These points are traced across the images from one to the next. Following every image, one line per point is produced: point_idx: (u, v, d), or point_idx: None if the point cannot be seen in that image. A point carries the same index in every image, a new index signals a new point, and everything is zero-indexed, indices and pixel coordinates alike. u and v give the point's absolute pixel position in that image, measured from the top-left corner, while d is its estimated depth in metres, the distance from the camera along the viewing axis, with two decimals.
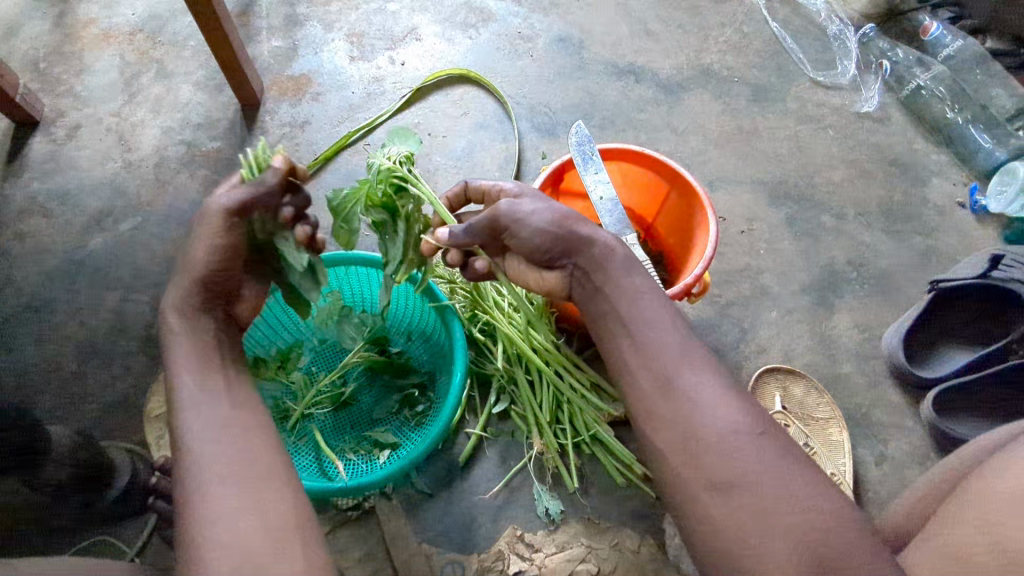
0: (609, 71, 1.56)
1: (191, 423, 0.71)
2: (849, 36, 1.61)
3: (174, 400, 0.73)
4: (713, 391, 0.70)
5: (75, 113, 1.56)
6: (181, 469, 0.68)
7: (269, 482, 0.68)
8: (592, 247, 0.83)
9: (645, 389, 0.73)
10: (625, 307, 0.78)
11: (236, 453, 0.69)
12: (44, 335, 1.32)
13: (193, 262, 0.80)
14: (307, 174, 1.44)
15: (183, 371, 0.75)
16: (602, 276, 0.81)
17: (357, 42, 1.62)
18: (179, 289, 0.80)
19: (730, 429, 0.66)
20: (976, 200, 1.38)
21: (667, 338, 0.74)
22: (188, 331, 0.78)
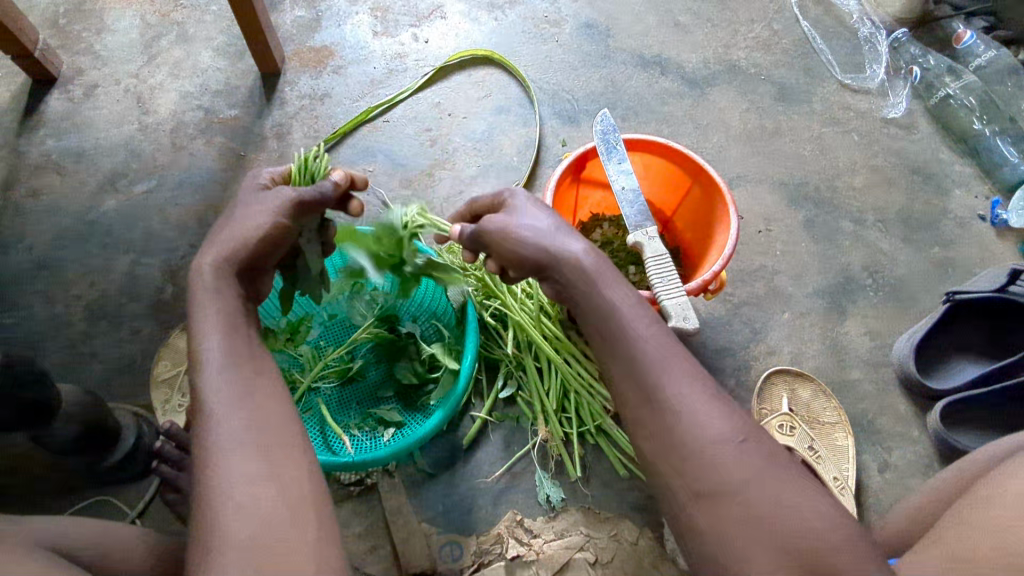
0: (635, 61, 1.54)
1: (212, 386, 0.71)
2: (879, 40, 1.58)
3: (196, 361, 0.73)
4: (696, 396, 0.69)
5: (93, 72, 1.55)
6: (200, 429, 0.69)
7: (286, 451, 0.68)
8: (565, 262, 0.80)
9: (630, 398, 0.72)
10: (603, 320, 0.77)
11: (256, 420, 0.69)
12: (53, 293, 1.32)
13: (241, 228, 0.80)
14: (325, 147, 1.44)
15: (209, 333, 0.74)
16: (577, 290, 0.79)
17: (382, 16, 1.60)
18: (211, 252, 0.79)
19: (711, 439, 0.66)
20: (997, 213, 1.37)
21: (644, 350, 0.72)
22: (215, 292, 0.77)
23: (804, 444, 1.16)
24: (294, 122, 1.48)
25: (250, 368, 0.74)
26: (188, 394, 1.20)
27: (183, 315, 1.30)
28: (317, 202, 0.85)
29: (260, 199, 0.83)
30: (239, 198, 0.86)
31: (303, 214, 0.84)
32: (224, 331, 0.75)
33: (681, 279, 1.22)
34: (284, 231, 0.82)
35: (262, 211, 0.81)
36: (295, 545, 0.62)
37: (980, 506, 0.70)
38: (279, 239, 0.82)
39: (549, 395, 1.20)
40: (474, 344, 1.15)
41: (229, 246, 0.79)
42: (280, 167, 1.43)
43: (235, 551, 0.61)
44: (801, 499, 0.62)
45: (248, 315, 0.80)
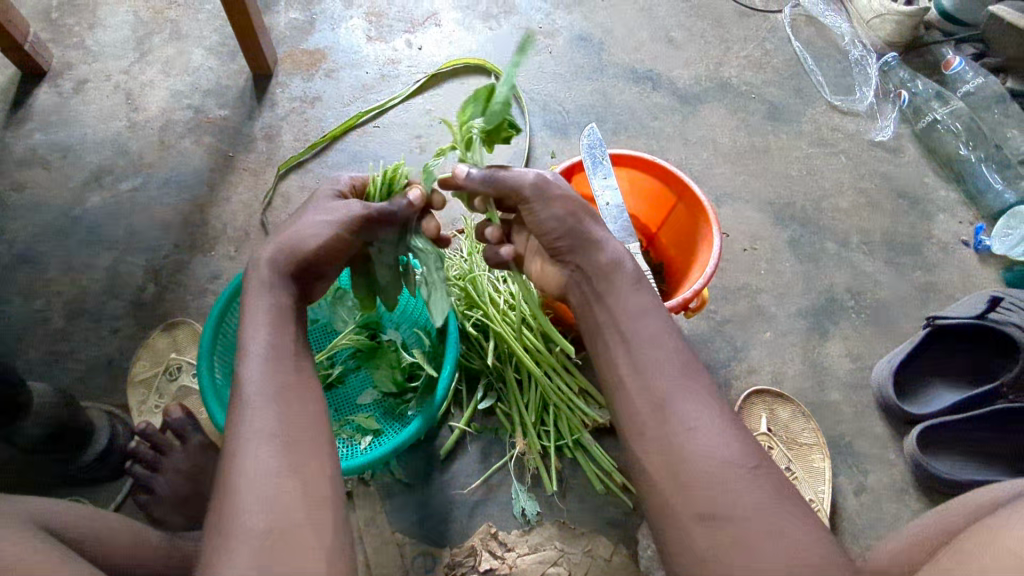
0: (627, 75, 1.54)
1: (250, 375, 0.74)
2: (870, 63, 1.59)
3: (241, 351, 0.77)
4: (710, 416, 0.69)
5: (83, 67, 1.54)
6: (234, 415, 0.71)
7: (309, 447, 0.70)
8: (598, 254, 0.83)
9: (638, 408, 0.72)
10: (626, 324, 0.78)
11: (286, 412, 0.71)
12: (34, 289, 1.31)
13: (299, 235, 0.84)
14: (314, 151, 1.43)
15: (256, 328, 0.78)
16: (605, 286, 0.81)
17: (376, 21, 1.60)
18: (273, 248, 0.84)
19: (724, 461, 0.66)
20: (980, 239, 1.38)
21: (665, 361, 0.73)
22: (269, 290, 0.81)
23: (781, 465, 1.16)
24: (283, 124, 1.48)
25: (290, 364, 0.77)
26: (165, 396, 1.21)
27: (164, 315, 1.29)
28: (387, 217, 0.88)
29: (327, 208, 0.87)
30: (307, 205, 0.90)
31: (368, 228, 0.87)
32: (269, 325, 0.78)
33: (663, 296, 1.22)
34: (344, 244, 0.86)
35: (325, 221, 0.85)
36: (305, 540, 0.62)
37: (971, 552, 0.66)
38: (341, 249, 0.86)
39: (528, 408, 1.19)
40: (455, 355, 1.13)
41: (283, 249, 0.84)
42: (269, 168, 1.43)
43: (246, 539, 0.61)
44: (806, 536, 0.62)
45: (298, 318, 0.84)
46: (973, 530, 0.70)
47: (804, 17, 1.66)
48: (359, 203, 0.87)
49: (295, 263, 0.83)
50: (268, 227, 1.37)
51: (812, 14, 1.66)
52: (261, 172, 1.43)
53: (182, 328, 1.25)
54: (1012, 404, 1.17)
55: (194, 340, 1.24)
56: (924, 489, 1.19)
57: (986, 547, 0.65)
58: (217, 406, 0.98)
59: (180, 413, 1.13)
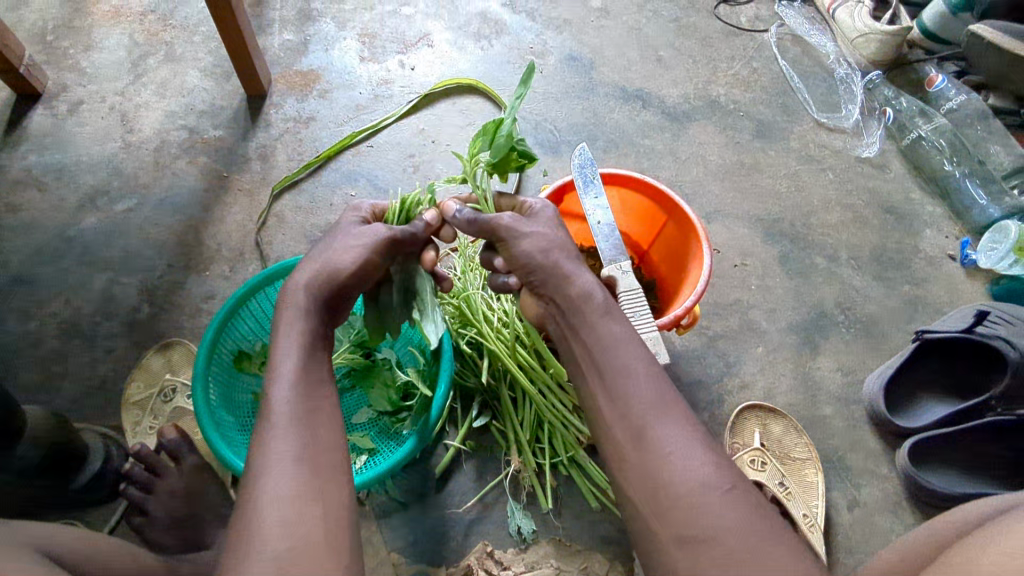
0: (617, 95, 1.57)
1: (278, 398, 0.73)
2: (855, 81, 1.63)
3: (270, 373, 0.77)
4: (685, 441, 0.69)
5: (78, 89, 1.55)
6: (260, 435, 0.71)
7: (330, 474, 0.69)
8: (568, 287, 0.83)
9: (619, 437, 0.73)
10: (599, 354, 0.78)
11: (311, 437, 0.71)
12: (28, 311, 1.31)
13: (334, 260, 0.85)
14: (308, 170, 1.45)
15: (287, 350, 0.78)
16: (579, 319, 0.82)
17: (369, 42, 1.62)
18: (308, 272, 0.84)
19: (700, 483, 0.66)
20: (966, 254, 1.39)
21: (640, 391, 0.73)
22: (304, 315, 0.82)
23: (774, 480, 1.17)
24: (278, 144, 1.49)
25: (317, 390, 0.77)
26: (160, 417, 1.21)
27: (159, 336, 1.29)
28: (409, 241, 0.93)
29: (356, 233, 0.89)
30: (335, 229, 0.92)
31: (392, 251, 0.91)
32: (300, 350, 0.79)
33: (656, 312, 1.23)
34: (374, 267, 0.89)
35: (357, 246, 0.87)
36: (325, 568, 0.61)
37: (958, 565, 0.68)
38: (368, 273, 0.88)
39: (522, 425, 1.20)
40: (449, 373, 1.13)
41: (319, 274, 0.84)
42: (263, 188, 1.44)
43: (267, 562, 0.60)
44: (784, 556, 0.62)
45: (327, 343, 0.84)
46: (959, 548, 0.71)
47: (790, 37, 1.69)
48: (384, 227, 0.91)
49: (330, 289, 0.85)
50: (263, 246, 1.38)
51: (797, 34, 1.69)
52: (255, 192, 1.44)
53: (176, 349, 1.25)
54: (1002, 417, 1.18)
55: (189, 359, 1.25)
56: (916, 503, 1.20)
57: (971, 560, 0.67)
58: (211, 426, 0.98)
59: (175, 434, 1.13)
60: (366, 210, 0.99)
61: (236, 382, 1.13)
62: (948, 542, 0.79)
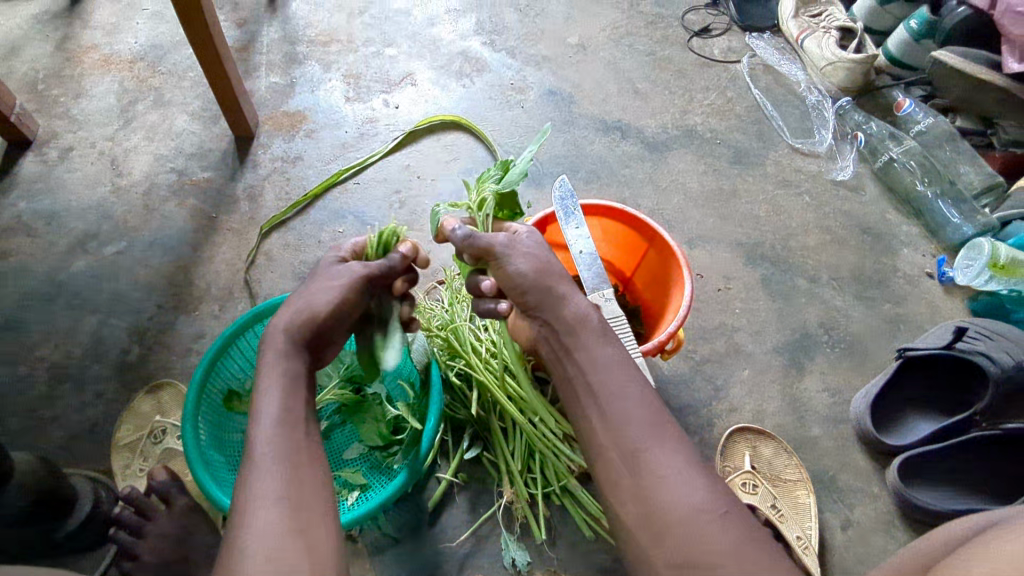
0: (597, 126, 1.61)
1: (262, 437, 0.74)
2: (826, 107, 1.68)
3: (253, 414, 0.77)
4: (678, 464, 0.71)
5: (68, 136, 1.58)
6: (244, 476, 0.71)
7: (315, 514, 0.70)
8: (564, 307, 0.85)
9: (612, 461, 0.74)
10: (593, 376, 0.79)
11: (295, 478, 0.71)
12: (17, 356, 1.31)
13: (310, 300, 0.87)
14: (295, 209, 1.47)
15: (269, 391, 0.78)
16: (574, 342, 0.83)
17: (354, 83, 1.67)
18: (289, 313, 0.85)
19: (694, 507, 0.67)
20: (943, 270, 1.43)
21: (634, 413, 0.75)
22: (285, 356, 0.82)
23: (767, 503, 1.16)
24: (266, 184, 1.52)
25: (300, 428, 0.77)
26: (150, 458, 1.21)
27: (149, 377, 1.30)
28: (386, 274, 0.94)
29: (334, 272, 0.91)
30: (315, 270, 0.93)
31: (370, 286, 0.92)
32: (283, 390, 0.79)
33: (641, 338, 1.24)
34: (352, 305, 0.90)
35: (333, 285, 0.88)
36: None
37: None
38: (348, 310, 0.89)
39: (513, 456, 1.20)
40: (439, 406, 1.13)
41: (299, 314, 0.85)
42: (251, 228, 1.46)
43: None
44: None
45: (310, 381, 0.85)
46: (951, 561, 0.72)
47: (761, 66, 1.76)
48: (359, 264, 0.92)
49: (311, 329, 0.85)
50: (252, 285, 1.39)
51: (768, 64, 1.76)
52: (243, 232, 1.45)
53: (166, 390, 1.25)
54: (987, 433, 1.19)
55: (178, 400, 1.25)
56: (909, 521, 1.21)
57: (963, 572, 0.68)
58: (200, 467, 0.98)
59: (164, 476, 1.12)
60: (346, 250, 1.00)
61: (225, 423, 1.13)
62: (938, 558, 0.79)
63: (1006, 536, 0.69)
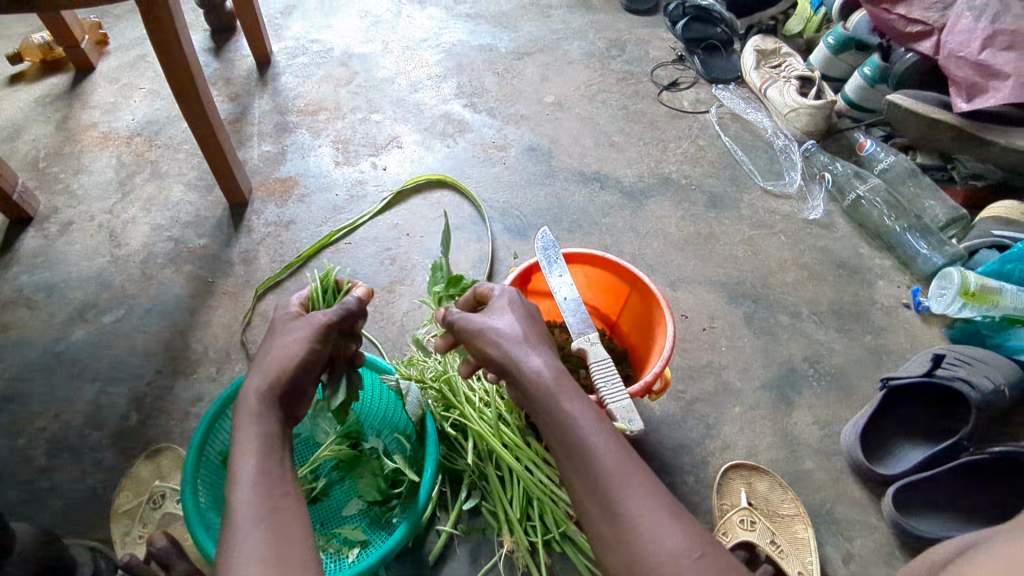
0: (577, 178, 1.68)
1: (239, 501, 0.76)
2: (794, 151, 1.77)
3: (231, 478, 0.79)
4: (652, 511, 0.72)
5: (68, 210, 1.64)
6: (223, 543, 0.73)
7: (298, 568, 0.71)
8: (521, 371, 0.87)
9: (592, 512, 0.76)
10: (560, 431, 0.81)
11: (275, 536, 0.73)
12: (17, 428, 1.32)
13: (279, 359, 0.90)
14: (289, 271, 1.51)
15: (244, 454, 0.81)
16: (535, 403, 0.84)
17: (342, 147, 1.74)
18: (258, 376, 0.88)
19: (670, 554, 0.68)
20: (919, 300, 1.48)
21: (604, 462, 0.76)
22: (258, 419, 0.85)
23: (766, 539, 1.17)
24: (260, 248, 1.57)
25: (277, 487, 0.79)
26: (149, 524, 1.20)
27: (148, 443, 1.31)
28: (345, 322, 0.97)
29: (295, 327, 0.94)
30: (273, 327, 0.97)
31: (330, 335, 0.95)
32: (257, 451, 0.81)
33: (630, 380, 1.28)
34: (319, 356, 0.93)
35: (300, 339, 0.92)
36: None
37: None
38: (314, 364, 0.92)
39: (512, 504, 1.20)
40: (435, 457, 1.16)
41: (268, 376, 0.88)
42: (247, 291, 1.50)
43: None
44: None
45: (287, 440, 0.87)
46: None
47: (729, 115, 1.85)
48: (318, 316, 0.96)
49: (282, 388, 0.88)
50: (249, 346, 1.42)
51: (736, 112, 1.86)
52: (239, 295, 1.50)
53: (165, 455, 1.27)
54: (974, 457, 1.20)
55: (178, 464, 1.26)
56: (907, 551, 1.22)
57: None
58: (200, 528, 0.99)
59: (164, 541, 1.10)
60: (296, 304, 1.04)
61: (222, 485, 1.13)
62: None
63: (985, 566, 0.70)
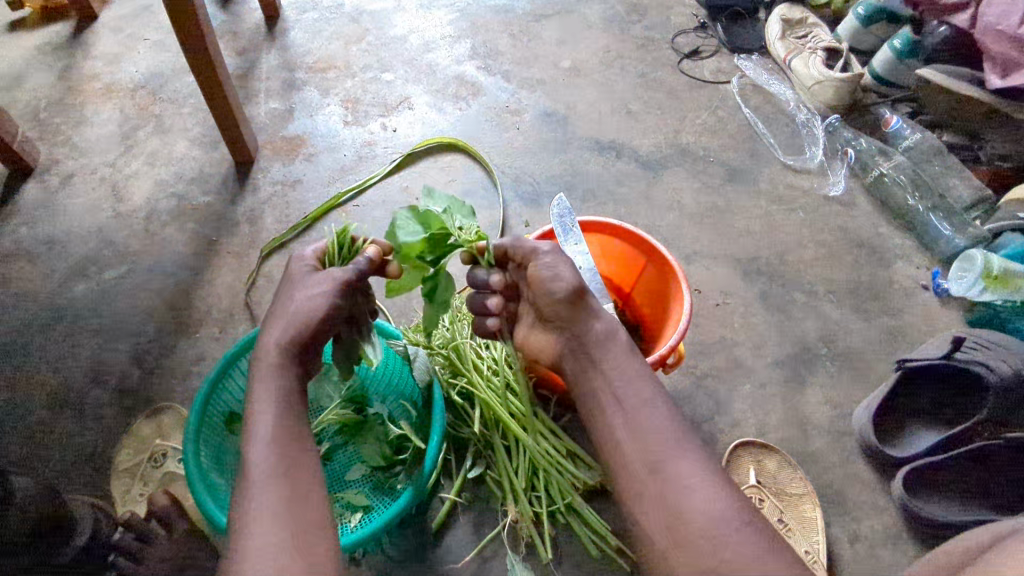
0: (592, 146, 1.64)
1: (256, 457, 0.74)
2: (816, 125, 1.73)
3: (248, 430, 0.77)
4: (702, 476, 0.73)
5: (70, 163, 1.60)
6: (238, 493, 0.72)
7: (312, 530, 0.70)
8: (593, 323, 0.89)
9: (637, 470, 0.77)
10: (621, 387, 0.83)
11: (291, 494, 0.72)
12: (16, 382, 1.30)
13: (302, 311, 0.84)
14: (296, 231, 1.48)
15: (263, 409, 0.78)
16: (599, 354, 0.87)
17: (352, 107, 1.69)
18: (280, 327, 0.83)
19: (720, 515, 0.69)
20: (938, 283, 1.45)
21: (661, 424, 0.78)
22: (277, 370, 0.81)
23: (774, 517, 1.16)
24: (265, 207, 1.53)
25: (297, 442, 0.77)
26: (150, 483, 1.18)
27: (149, 401, 1.29)
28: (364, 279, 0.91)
29: (315, 280, 0.88)
30: (289, 278, 0.90)
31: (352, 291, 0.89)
32: (275, 404, 0.78)
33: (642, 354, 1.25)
34: (340, 311, 0.88)
35: (321, 294, 0.86)
36: None
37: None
38: (334, 317, 0.87)
39: (517, 473, 1.18)
40: (443, 424, 1.13)
41: (289, 328, 0.83)
42: (252, 251, 1.47)
43: None
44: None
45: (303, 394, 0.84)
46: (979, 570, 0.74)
47: (751, 87, 1.80)
48: (338, 270, 0.89)
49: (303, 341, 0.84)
50: (253, 307, 1.39)
51: (758, 84, 1.81)
52: (244, 255, 1.46)
53: (167, 415, 1.25)
54: (992, 441, 1.18)
55: (179, 424, 1.24)
56: (917, 534, 1.20)
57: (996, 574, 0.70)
58: (202, 491, 0.97)
59: (165, 500, 1.11)
60: (311, 257, 0.95)
61: (224, 445, 1.11)
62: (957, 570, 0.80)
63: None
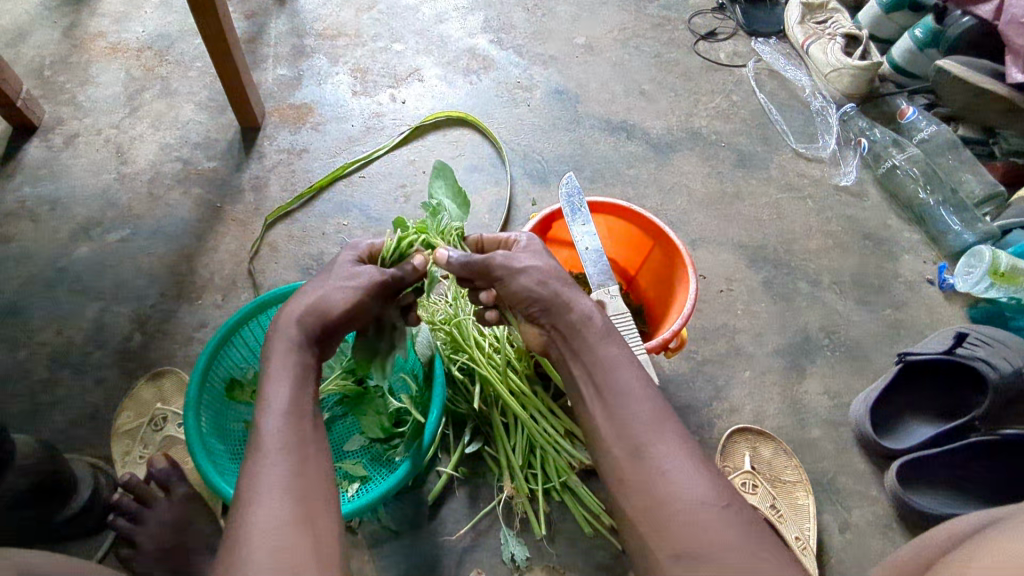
0: (603, 126, 1.62)
1: (270, 429, 0.74)
2: (830, 113, 1.71)
3: (262, 403, 0.77)
4: (682, 463, 0.72)
5: (74, 122, 1.58)
6: (248, 464, 0.72)
7: (319, 505, 0.70)
8: (569, 311, 0.88)
9: (616, 454, 0.76)
10: (602, 373, 0.81)
11: (302, 466, 0.72)
12: (18, 341, 1.30)
13: (327, 300, 0.87)
14: (300, 201, 1.47)
15: (277, 384, 0.78)
16: (579, 342, 0.86)
17: (361, 77, 1.67)
18: (301, 308, 0.86)
19: (698, 502, 0.68)
20: (943, 278, 1.44)
21: (638, 410, 0.76)
22: (297, 349, 0.83)
23: (766, 503, 1.16)
24: (272, 175, 1.52)
25: (307, 418, 0.77)
26: (150, 446, 1.19)
27: (150, 365, 1.29)
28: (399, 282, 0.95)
29: (345, 275, 0.91)
30: (329, 268, 0.94)
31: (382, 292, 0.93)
32: (291, 380, 0.79)
33: (645, 337, 1.25)
34: (365, 307, 0.91)
35: (349, 287, 0.89)
36: None
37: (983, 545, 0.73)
38: (358, 313, 0.90)
39: (514, 450, 1.19)
40: (442, 399, 1.12)
41: (311, 311, 0.86)
42: (256, 219, 1.46)
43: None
44: (776, 564, 0.65)
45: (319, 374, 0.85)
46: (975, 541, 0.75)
47: (767, 71, 1.78)
48: (374, 268, 0.94)
49: (321, 326, 0.86)
50: (256, 276, 1.39)
51: (773, 69, 1.78)
52: (248, 222, 1.45)
53: (167, 378, 1.24)
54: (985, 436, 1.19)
55: (180, 389, 1.24)
56: (907, 524, 1.21)
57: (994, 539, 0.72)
58: (202, 458, 0.97)
59: (164, 463, 1.11)
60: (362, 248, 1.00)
61: (224, 413, 1.11)
62: (936, 557, 0.81)
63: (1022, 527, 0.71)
